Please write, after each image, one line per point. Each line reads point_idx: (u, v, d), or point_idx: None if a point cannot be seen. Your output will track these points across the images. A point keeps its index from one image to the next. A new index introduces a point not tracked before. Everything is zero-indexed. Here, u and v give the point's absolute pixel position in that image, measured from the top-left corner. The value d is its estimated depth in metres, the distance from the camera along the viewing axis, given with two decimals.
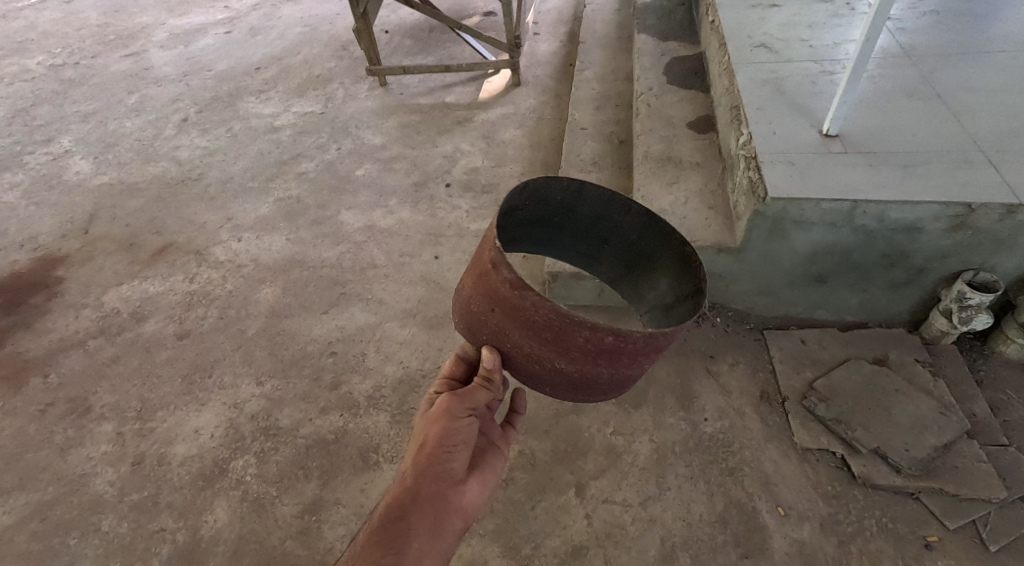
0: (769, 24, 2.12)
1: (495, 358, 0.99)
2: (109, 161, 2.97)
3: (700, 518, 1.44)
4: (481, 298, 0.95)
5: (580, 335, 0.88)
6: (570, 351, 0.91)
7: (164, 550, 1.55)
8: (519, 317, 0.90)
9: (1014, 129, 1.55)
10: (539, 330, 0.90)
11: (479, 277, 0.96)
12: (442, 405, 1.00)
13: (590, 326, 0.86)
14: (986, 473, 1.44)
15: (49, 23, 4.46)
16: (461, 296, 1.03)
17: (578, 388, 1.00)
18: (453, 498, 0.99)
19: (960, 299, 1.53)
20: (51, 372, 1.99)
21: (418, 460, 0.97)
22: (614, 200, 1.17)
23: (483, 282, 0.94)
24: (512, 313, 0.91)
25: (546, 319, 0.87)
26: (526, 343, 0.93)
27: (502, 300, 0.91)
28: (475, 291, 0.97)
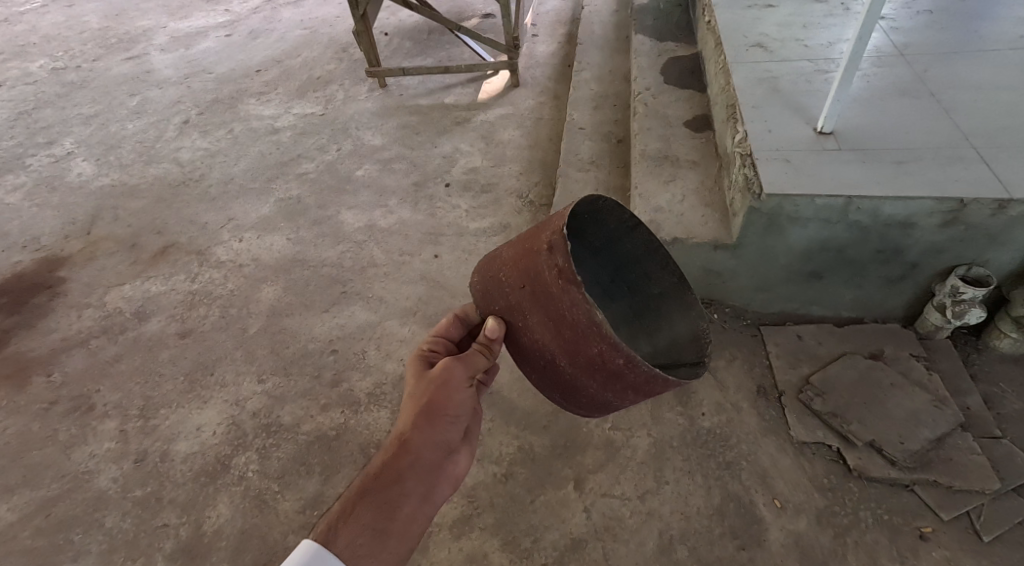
0: (764, 24, 2.14)
1: (499, 329, 1.01)
2: (110, 163, 2.99)
3: (698, 511, 1.46)
4: (518, 266, 0.96)
5: (596, 347, 0.90)
6: (577, 355, 0.94)
7: (167, 545, 1.57)
8: (548, 302, 0.92)
9: (1006, 126, 1.56)
10: (562, 325, 0.92)
11: (526, 244, 0.97)
12: (444, 368, 1.01)
13: (612, 343, 0.88)
14: (980, 465, 1.45)
15: (51, 27, 4.49)
16: (498, 257, 1.03)
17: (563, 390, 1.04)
18: (447, 464, 1.00)
19: (953, 293, 1.55)
20: (55, 371, 2.01)
21: (415, 424, 0.99)
22: (656, 251, 1.13)
23: (528, 258, 0.94)
24: (543, 293, 0.93)
25: (573, 317, 0.90)
26: (541, 325, 0.95)
27: (539, 282, 0.92)
28: (515, 258, 0.98)
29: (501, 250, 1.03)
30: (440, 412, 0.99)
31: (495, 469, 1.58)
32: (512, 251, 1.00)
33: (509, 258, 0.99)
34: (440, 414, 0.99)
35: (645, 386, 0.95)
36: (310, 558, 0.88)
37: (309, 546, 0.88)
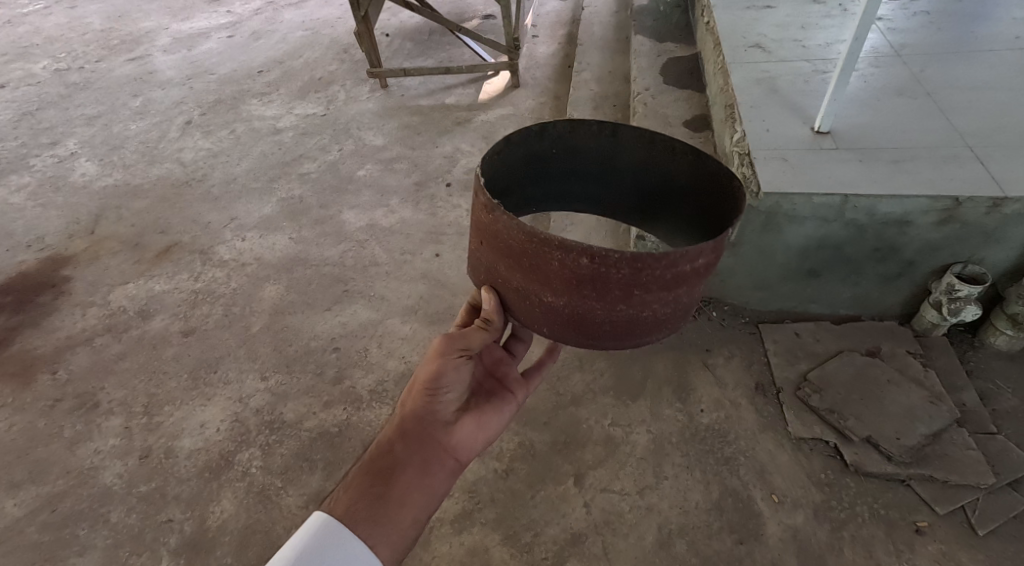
0: (762, 25, 2.16)
1: (494, 300, 0.95)
2: (114, 163, 3.01)
3: (697, 506, 1.47)
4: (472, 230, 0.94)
5: (555, 260, 0.80)
6: (552, 281, 0.84)
7: (172, 540, 1.59)
8: (497, 243, 0.86)
9: (1001, 125, 1.58)
10: (516, 256, 0.84)
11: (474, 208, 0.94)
12: (435, 344, 1.04)
13: (558, 244, 0.78)
14: (975, 460, 1.47)
15: (54, 28, 4.52)
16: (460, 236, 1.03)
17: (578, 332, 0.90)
18: (441, 437, 1.06)
19: (949, 291, 1.56)
20: (60, 368, 2.03)
21: (409, 399, 1.06)
22: (653, 140, 1.02)
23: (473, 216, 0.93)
24: (491, 239, 0.88)
25: (517, 243, 0.82)
26: (507, 271, 0.89)
27: (484, 227, 0.88)
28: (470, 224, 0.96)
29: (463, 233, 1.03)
30: (429, 386, 1.03)
31: (495, 465, 1.60)
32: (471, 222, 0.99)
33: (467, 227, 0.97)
34: (430, 391, 1.04)
35: (640, 274, 0.80)
36: (319, 525, 0.96)
37: (319, 516, 0.97)
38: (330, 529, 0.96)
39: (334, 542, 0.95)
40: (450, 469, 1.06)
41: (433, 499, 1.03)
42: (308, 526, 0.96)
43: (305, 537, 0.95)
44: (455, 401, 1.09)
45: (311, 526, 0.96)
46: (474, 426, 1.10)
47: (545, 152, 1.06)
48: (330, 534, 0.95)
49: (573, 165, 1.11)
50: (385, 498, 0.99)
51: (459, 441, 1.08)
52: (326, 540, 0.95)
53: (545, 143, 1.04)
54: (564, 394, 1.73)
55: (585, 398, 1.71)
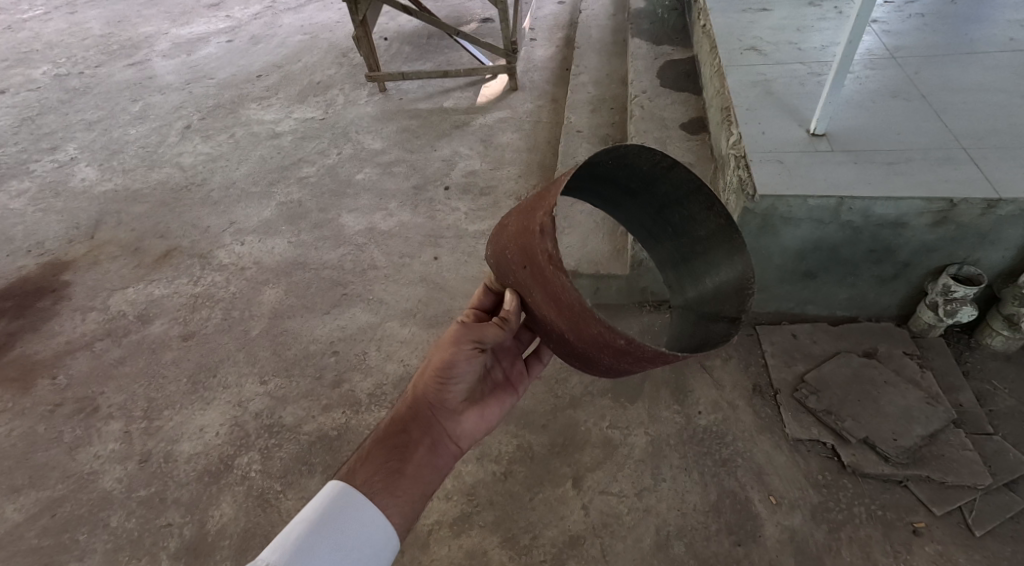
0: (758, 28, 2.17)
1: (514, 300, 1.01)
2: (113, 168, 3.02)
3: (694, 508, 1.48)
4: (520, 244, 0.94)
5: (592, 326, 0.85)
6: (580, 331, 0.89)
7: (172, 543, 1.59)
8: (542, 279, 0.89)
9: (995, 126, 1.59)
10: (560, 303, 0.88)
11: (527, 220, 0.93)
12: (451, 332, 1.08)
13: (604, 323, 0.83)
14: (971, 461, 1.48)
15: (55, 33, 4.54)
16: (505, 234, 1.02)
17: (577, 358, 0.99)
18: (449, 422, 1.15)
19: (945, 292, 1.57)
20: (60, 374, 2.03)
21: (421, 382, 1.12)
22: (701, 189, 1.07)
23: (523, 236, 0.92)
24: (535, 264, 0.90)
25: (566, 299, 0.86)
26: (540, 295, 0.93)
27: (535, 258, 0.89)
28: (518, 232, 0.96)
29: (508, 232, 1.02)
30: (441, 375, 1.09)
31: (494, 468, 1.61)
32: (516, 225, 0.98)
33: (512, 235, 0.97)
34: (446, 381, 1.10)
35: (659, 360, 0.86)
36: (334, 492, 1.01)
37: (335, 485, 1.02)
38: (348, 497, 1.01)
39: (351, 508, 1.00)
40: (453, 453, 1.15)
41: (440, 480, 1.12)
42: (323, 495, 1.01)
43: (322, 505, 0.99)
44: (464, 390, 1.15)
45: (327, 495, 1.01)
46: (479, 416, 1.18)
47: (600, 159, 1.00)
48: (346, 502, 1.00)
49: (614, 173, 1.10)
50: (398, 473, 1.07)
51: (464, 427, 1.16)
52: (343, 504, 1.00)
53: (606, 154, 0.99)
54: (563, 397, 1.73)
55: (583, 400, 1.72)
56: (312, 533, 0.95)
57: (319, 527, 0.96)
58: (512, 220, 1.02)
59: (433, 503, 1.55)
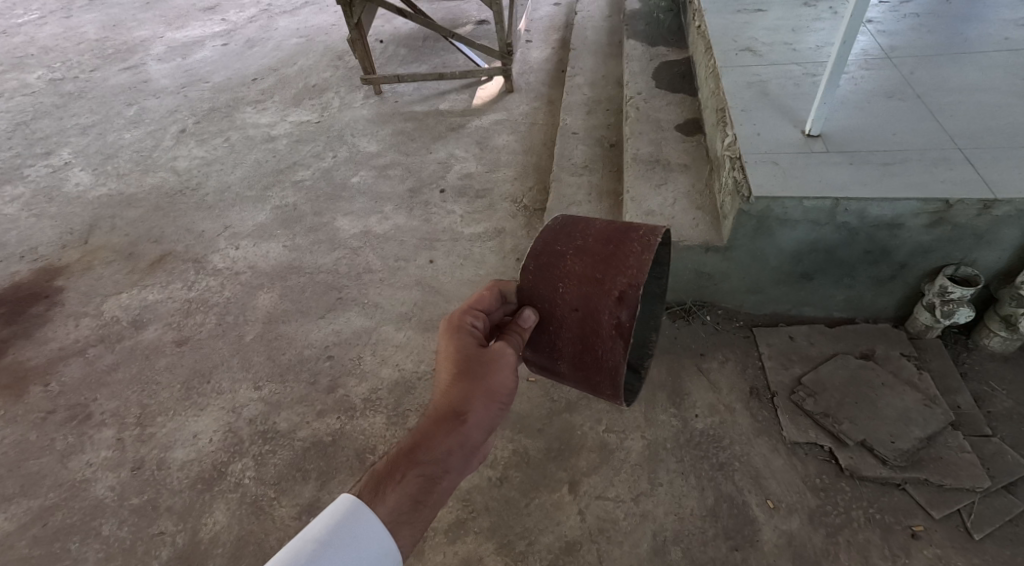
0: (753, 29, 2.16)
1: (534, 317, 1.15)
2: (107, 173, 3.00)
3: (691, 512, 1.46)
4: (580, 292, 1.13)
5: (608, 375, 1.17)
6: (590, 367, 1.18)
7: (164, 552, 1.58)
8: (593, 332, 1.13)
9: (992, 126, 1.58)
10: (590, 348, 1.15)
11: (605, 274, 1.12)
12: (501, 354, 1.05)
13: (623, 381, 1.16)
14: (970, 463, 1.47)
15: (50, 38, 4.52)
16: (559, 264, 1.15)
17: (545, 370, 1.26)
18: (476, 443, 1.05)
19: (942, 293, 1.56)
20: (52, 380, 2.02)
21: (468, 400, 1.00)
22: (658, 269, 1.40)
23: (593, 288, 1.12)
24: (594, 319, 1.13)
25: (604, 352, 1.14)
26: (576, 335, 1.15)
27: (597, 312, 1.12)
28: (587, 277, 1.13)
29: (563, 264, 1.15)
30: (492, 396, 1.02)
31: (489, 473, 1.59)
32: (583, 267, 1.14)
33: (578, 276, 1.13)
34: (495, 401, 1.02)
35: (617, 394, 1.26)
36: (347, 508, 0.92)
37: (348, 499, 0.93)
38: (360, 516, 0.92)
39: (361, 531, 0.91)
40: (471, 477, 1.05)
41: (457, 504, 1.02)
42: (336, 509, 0.92)
43: (332, 522, 0.91)
44: None
45: (339, 511, 0.92)
46: None
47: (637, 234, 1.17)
48: (358, 523, 0.91)
49: None
50: (430, 501, 0.96)
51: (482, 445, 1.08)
52: (354, 525, 0.91)
53: None
54: (559, 401, 1.72)
55: (579, 404, 1.70)
56: (317, 551, 0.87)
57: (326, 548, 0.88)
58: (573, 253, 1.15)
59: None
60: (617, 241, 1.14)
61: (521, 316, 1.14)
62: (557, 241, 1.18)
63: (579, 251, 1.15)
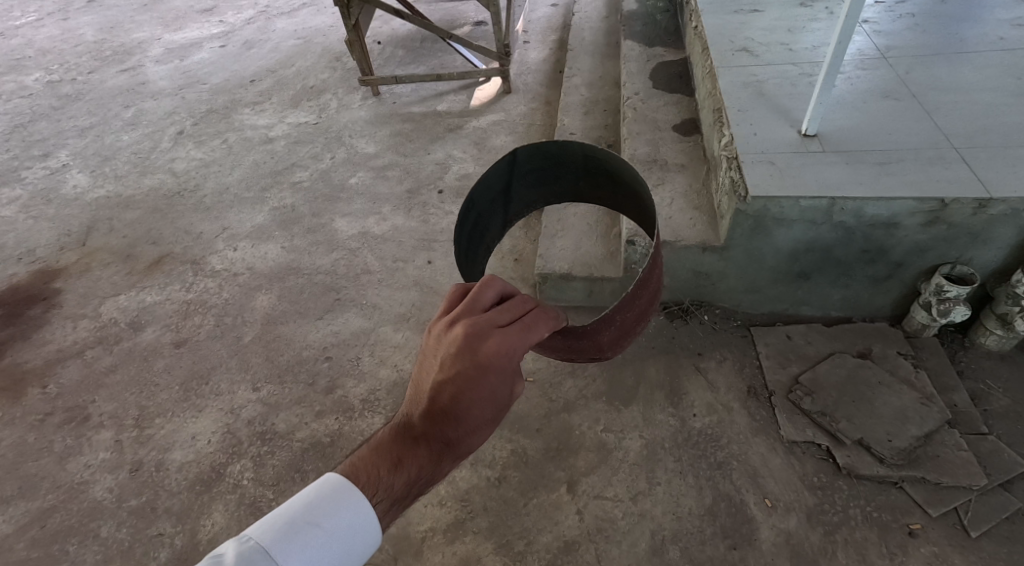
0: (750, 29, 2.17)
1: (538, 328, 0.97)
2: (106, 175, 3.00)
3: (689, 511, 1.47)
4: (585, 349, 1.07)
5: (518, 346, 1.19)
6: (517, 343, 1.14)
7: (163, 553, 1.58)
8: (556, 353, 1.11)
9: (987, 125, 1.59)
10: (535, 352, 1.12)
11: (611, 346, 1.11)
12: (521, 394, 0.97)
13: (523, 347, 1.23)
14: (966, 461, 1.47)
15: (47, 40, 4.52)
16: (598, 331, 1.02)
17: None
18: None
19: (938, 292, 1.56)
20: (51, 382, 2.02)
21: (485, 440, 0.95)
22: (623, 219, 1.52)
23: (594, 352, 1.09)
24: (569, 354, 1.10)
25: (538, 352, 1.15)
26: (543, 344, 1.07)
27: (572, 357, 1.12)
28: (602, 345, 1.07)
29: (602, 331, 1.03)
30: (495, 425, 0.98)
31: (488, 473, 1.60)
32: (608, 338, 1.06)
33: (598, 344, 1.06)
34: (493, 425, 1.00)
35: None
36: (340, 491, 0.90)
37: (341, 482, 0.91)
38: (357, 509, 0.90)
39: (358, 520, 0.90)
40: None
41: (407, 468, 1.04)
42: (336, 492, 0.90)
43: (330, 506, 0.89)
44: None
45: (338, 494, 0.90)
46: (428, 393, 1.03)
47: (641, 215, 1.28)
48: (355, 514, 0.90)
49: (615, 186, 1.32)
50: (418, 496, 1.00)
51: None
52: (341, 509, 0.89)
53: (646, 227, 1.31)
54: (557, 401, 1.72)
55: (577, 404, 1.71)
56: (311, 536, 0.86)
57: (320, 532, 0.87)
58: (616, 326, 1.04)
59: (427, 509, 1.54)
60: (642, 319, 1.11)
61: None
62: (620, 312, 1.01)
63: (619, 325, 1.05)
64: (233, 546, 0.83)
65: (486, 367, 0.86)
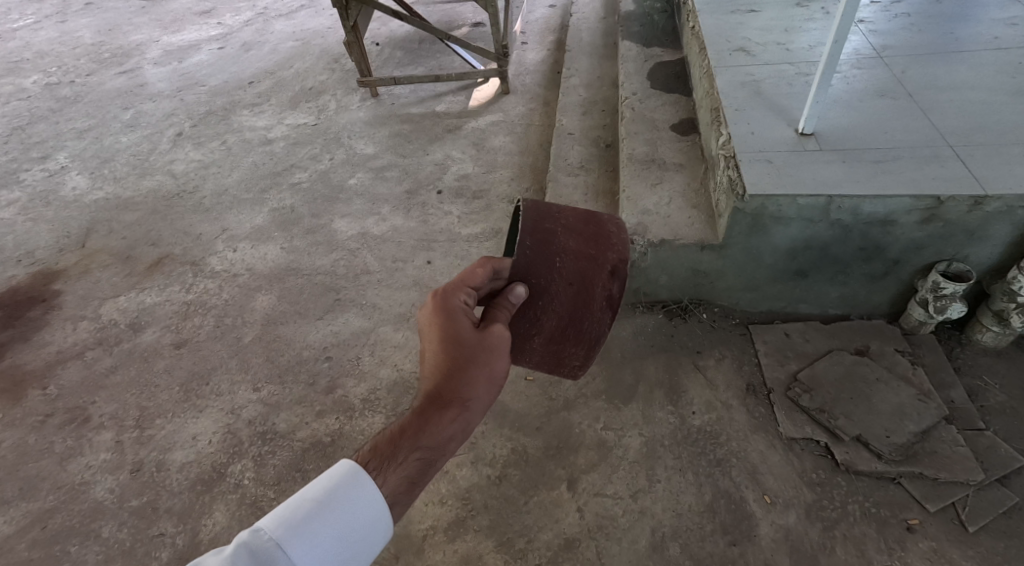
0: (747, 29, 2.18)
1: (518, 291, 1.18)
2: (105, 177, 3.01)
3: (690, 508, 1.48)
4: (576, 267, 1.27)
5: (584, 348, 1.35)
6: (570, 337, 1.32)
7: (164, 553, 1.58)
8: (581, 300, 1.28)
9: (982, 123, 1.60)
10: (576, 318, 1.30)
11: (596, 251, 1.29)
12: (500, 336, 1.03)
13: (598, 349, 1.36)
14: (964, 457, 1.48)
15: (44, 43, 4.52)
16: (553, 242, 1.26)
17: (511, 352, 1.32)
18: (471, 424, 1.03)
19: (935, 288, 1.58)
20: (50, 384, 2.02)
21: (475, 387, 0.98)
22: None
23: (586, 262, 1.28)
24: (588, 290, 1.28)
25: (589, 324, 1.31)
26: (565, 303, 1.27)
27: (594, 286, 1.29)
28: (580, 252, 1.28)
29: (559, 242, 1.27)
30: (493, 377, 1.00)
31: (489, 471, 1.60)
32: (574, 243, 1.28)
33: (572, 256, 1.27)
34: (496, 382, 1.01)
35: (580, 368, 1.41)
36: (348, 478, 0.94)
37: (348, 466, 0.94)
38: (364, 495, 0.93)
39: (361, 504, 0.93)
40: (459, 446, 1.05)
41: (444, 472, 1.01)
42: (335, 473, 0.93)
43: (330, 487, 0.92)
44: None
45: (345, 481, 0.93)
46: None
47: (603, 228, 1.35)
48: (356, 489, 0.93)
49: None
50: (426, 482, 0.97)
51: None
52: (349, 495, 0.93)
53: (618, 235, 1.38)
54: (556, 399, 1.73)
55: (577, 403, 1.72)
56: (319, 522, 0.90)
57: (327, 519, 0.90)
58: (564, 231, 1.29)
59: (428, 508, 1.55)
60: (594, 222, 1.33)
61: (510, 292, 1.18)
62: (547, 219, 1.28)
63: (567, 230, 1.29)
64: (243, 534, 0.86)
65: (436, 308, 1.01)
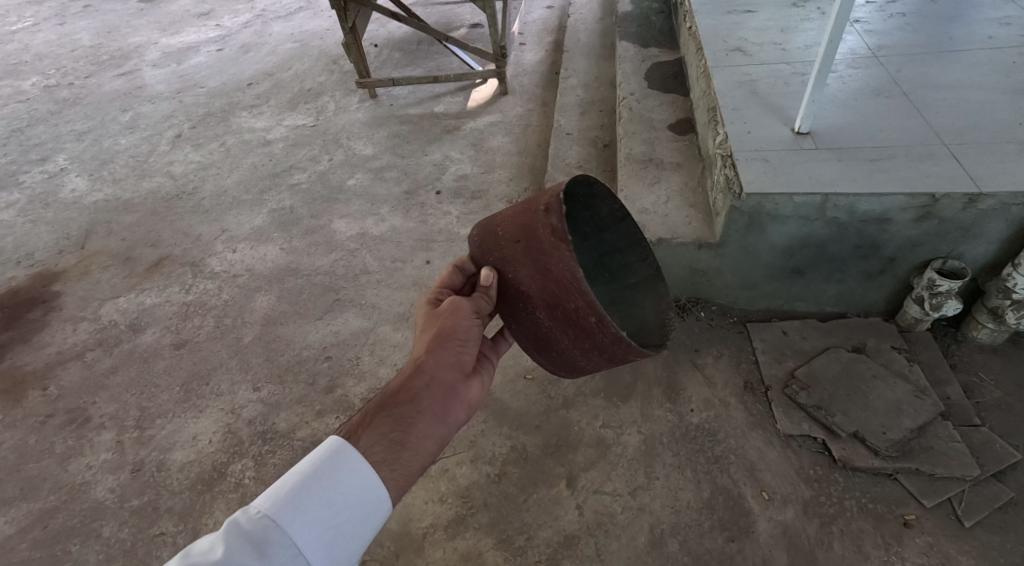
0: (743, 29, 2.19)
1: (490, 276, 1.09)
2: (104, 178, 3.01)
3: (688, 505, 1.48)
4: (518, 222, 1.05)
5: (581, 305, 1.00)
6: (559, 304, 1.03)
7: (165, 552, 1.59)
8: (537, 255, 1.02)
9: (976, 121, 1.62)
10: (552, 275, 1.01)
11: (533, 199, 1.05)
12: (454, 301, 1.09)
13: (590, 296, 0.98)
14: (959, 452, 1.49)
15: (43, 44, 4.53)
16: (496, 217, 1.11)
17: (545, 352, 1.14)
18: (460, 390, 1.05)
19: (930, 286, 1.59)
20: (50, 384, 2.03)
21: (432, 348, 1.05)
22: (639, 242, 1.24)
23: (523, 214, 1.05)
24: (536, 239, 1.02)
25: (563, 275, 1.00)
26: (532, 267, 1.04)
27: (535, 231, 1.02)
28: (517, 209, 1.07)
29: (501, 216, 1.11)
30: (447, 334, 1.06)
31: (489, 469, 1.61)
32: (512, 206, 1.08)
33: (509, 216, 1.08)
34: (452, 339, 1.06)
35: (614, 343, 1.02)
36: (335, 450, 0.94)
37: (334, 441, 0.95)
38: (355, 467, 0.94)
39: (351, 476, 0.93)
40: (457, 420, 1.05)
41: (438, 443, 1.01)
42: (322, 448, 0.95)
43: (320, 459, 0.93)
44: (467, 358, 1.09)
45: (333, 455, 0.94)
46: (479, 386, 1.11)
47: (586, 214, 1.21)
48: (343, 460, 0.94)
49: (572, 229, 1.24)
50: (405, 445, 0.97)
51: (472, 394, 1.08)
52: (338, 467, 0.93)
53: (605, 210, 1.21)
54: (556, 397, 1.74)
55: (576, 401, 1.72)
56: (310, 496, 0.90)
57: (319, 493, 0.91)
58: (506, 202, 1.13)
59: (428, 506, 1.56)
60: None
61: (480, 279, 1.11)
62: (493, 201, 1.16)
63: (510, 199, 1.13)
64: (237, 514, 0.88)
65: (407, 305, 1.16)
